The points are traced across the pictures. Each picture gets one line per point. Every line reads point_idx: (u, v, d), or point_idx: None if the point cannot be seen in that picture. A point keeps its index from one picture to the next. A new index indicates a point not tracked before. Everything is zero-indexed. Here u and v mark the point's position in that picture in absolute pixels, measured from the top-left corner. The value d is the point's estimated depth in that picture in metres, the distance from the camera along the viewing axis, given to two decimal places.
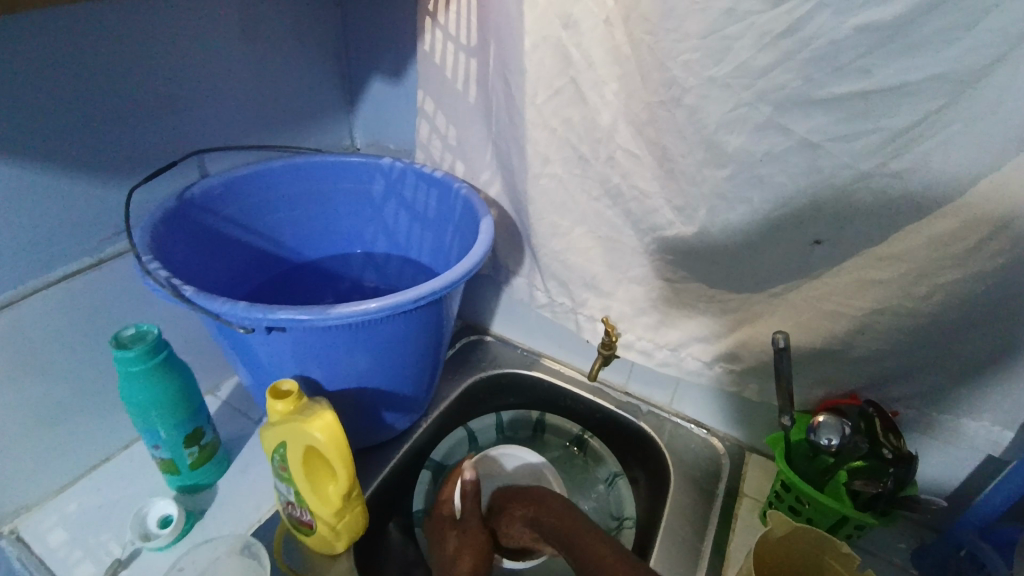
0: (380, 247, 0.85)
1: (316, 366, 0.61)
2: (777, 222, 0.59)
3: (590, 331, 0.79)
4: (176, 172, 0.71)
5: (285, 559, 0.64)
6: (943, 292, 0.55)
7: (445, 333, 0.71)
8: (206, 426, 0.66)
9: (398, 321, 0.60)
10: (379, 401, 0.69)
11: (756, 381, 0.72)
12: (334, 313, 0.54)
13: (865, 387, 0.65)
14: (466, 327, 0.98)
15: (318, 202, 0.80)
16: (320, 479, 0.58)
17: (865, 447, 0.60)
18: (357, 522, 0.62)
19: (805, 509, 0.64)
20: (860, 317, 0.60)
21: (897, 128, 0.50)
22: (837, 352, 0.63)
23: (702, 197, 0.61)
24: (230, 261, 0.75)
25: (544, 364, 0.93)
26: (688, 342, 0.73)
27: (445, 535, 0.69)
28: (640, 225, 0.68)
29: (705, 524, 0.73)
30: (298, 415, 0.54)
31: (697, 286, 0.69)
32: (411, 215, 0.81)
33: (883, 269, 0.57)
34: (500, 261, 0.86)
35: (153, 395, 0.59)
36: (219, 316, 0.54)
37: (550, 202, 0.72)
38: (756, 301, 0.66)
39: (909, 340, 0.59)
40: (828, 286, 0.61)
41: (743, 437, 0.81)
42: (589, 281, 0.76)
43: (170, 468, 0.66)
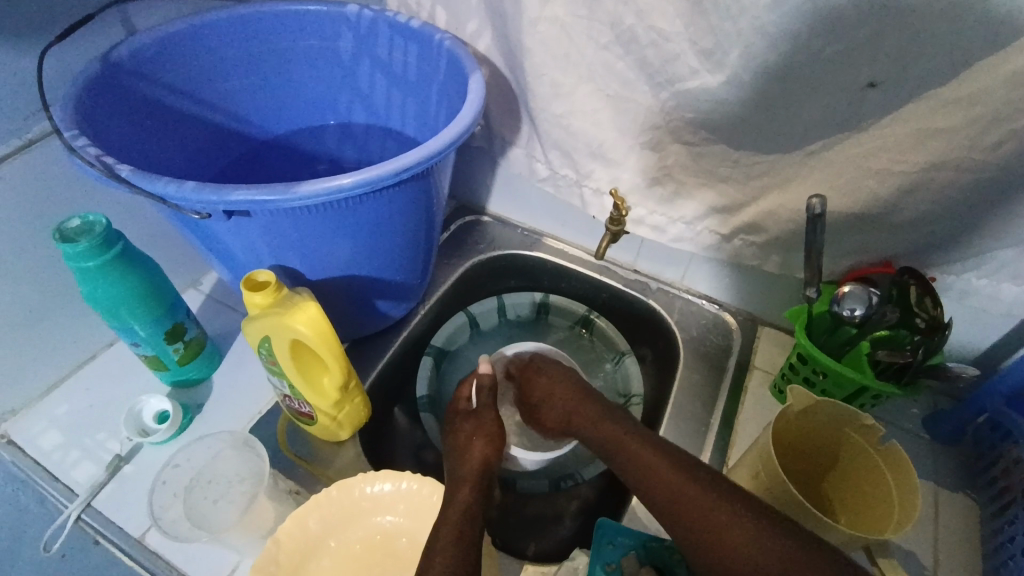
0: (358, 118, 0.75)
1: (294, 255, 0.55)
2: (826, 62, 0.50)
3: (597, 205, 0.72)
4: (96, 30, 0.59)
5: (291, 446, 0.63)
6: (1020, 139, 0.46)
7: (437, 213, 0.64)
8: (188, 321, 0.62)
9: (380, 199, 0.53)
10: (370, 290, 0.64)
11: (779, 253, 0.66)
12: (299, 192, 0.46)
13: (903, 255, 0.59)
14: (461, 208, 0.91)
15: (278, 66, 0.68)
16: (312, 371, 0.55)
17: (893, 317, 0.56)
18: (358, 412, 0.60)
19: (821, 381, 0.61)
20: (911, 175, 0.52)
21: None
22: (879, 216, 0.56)
23: (736, 34, 0.51)
24: (182, 139, 0.65)
25: (547, 244, 0.87)
26: (704, 214, 0.66)
27: (459, 425, 0.65)
28: (656, 77, 0.58)
29: (715, 400, 0.71)
30: (278, 308, 0.49)
31: (720, 150, 0.61)
32: (388, 77, 0.69)
33: (949, 115, 0.48)
34: (494, 130, 0.76)
35: (118, 292, 0.54)
36: (167, 201, 0.46)
37: (550, 52, 0.60)
38: (788, 163, 0.58)
39: (964, 199, 0.52)
40: (876, 140, 0.52)
41: (757, 311, 0.78)
42: (596, 148, 0.66)
43: (158, 365, 0.62)
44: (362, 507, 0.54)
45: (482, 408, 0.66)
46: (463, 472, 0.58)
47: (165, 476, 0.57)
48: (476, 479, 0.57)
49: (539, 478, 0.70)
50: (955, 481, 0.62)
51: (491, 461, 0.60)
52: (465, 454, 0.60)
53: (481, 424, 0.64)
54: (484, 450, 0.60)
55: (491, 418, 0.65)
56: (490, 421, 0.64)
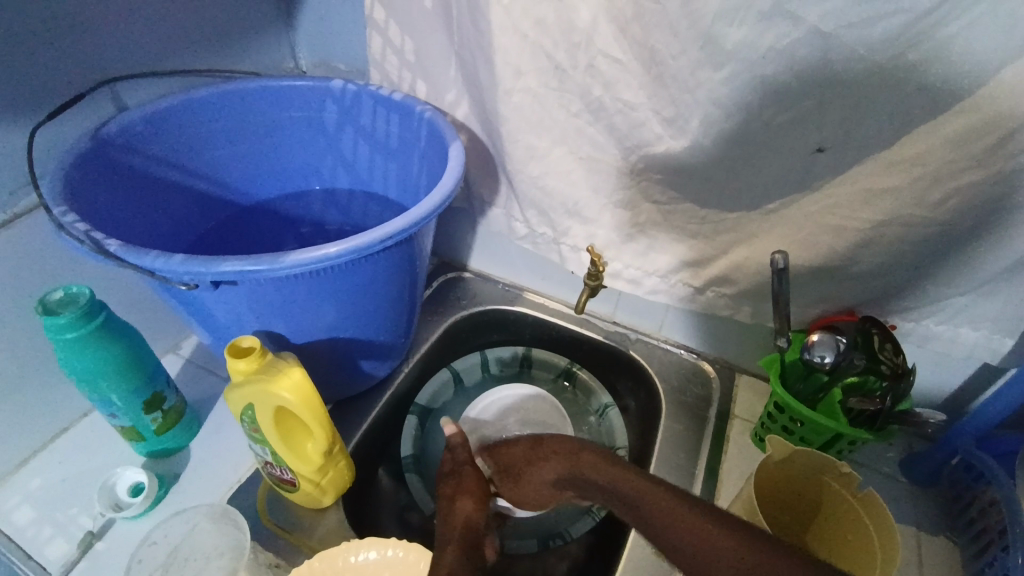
0: (341, 183, 0.77)
1: (279, 320, 0.56)
2: (778, 130, 0.54)
3: (574, 261, 0.75)
4: (86, 107, 0.62)
5: (271, 516, 0.61)
6: (960, 197, 0.50)
7: (420, 273, 0.66)
8: (167, 389, 0.61)
9: (365, 264, 0.54)
10: (354, 351, 0.64)
11: (749, 303, 0.69)
12: (287, 261, 0.47)
13: (864, 303, 0.62)
14: (442, 264, 0.93)
15: (264, 136, 0.71)
16: (295, 437, 0.54)
17: (861, 363, 0.58)
18: (341, 477, 0.59)
19: (799, 429, 0.63)
20: (864, 230, 0.56)
21: (921, 9, 0.44)
22: (839, 268, 0.60)
23: (695, 105, 0.55)
24: (167, 207, 0.66)
25: (528, 298, 0.88)
26: (677, 267, 0.69)
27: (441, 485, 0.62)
28: (625, 141, 0.62)
29: (699, 449, 0.72)
30: (263, 374, 0.49)
31: (688, 207, 0.64)
32: (371, 144, 0.72)
33: (893, 176, 0.52)
34: (473, 191, 0.79)
35: (99, 363, 0.53)
36: (153, 273, 0.47)
37: (525, 120, 0.64)
38: (751, 219, 0.62)
39: (916, 251, 0.55)
40: (830, 198, 0.56)
41: (733, 359, 0.80)
42: (572, 207, 0.70)
43: (135, 435, 0.61)
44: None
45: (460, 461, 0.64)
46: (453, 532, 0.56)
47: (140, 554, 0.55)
48: (464, 541, 0.55)
49: (528, 538, 0.69)
50: (936, 524, 0.63)
51: (476, 520, 0.58)
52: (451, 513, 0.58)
53: (463, 480, 0.62)
54: (470, 498, 0.59)
55: (473, 472, 0.63)
56: (473, 480, 0.62)
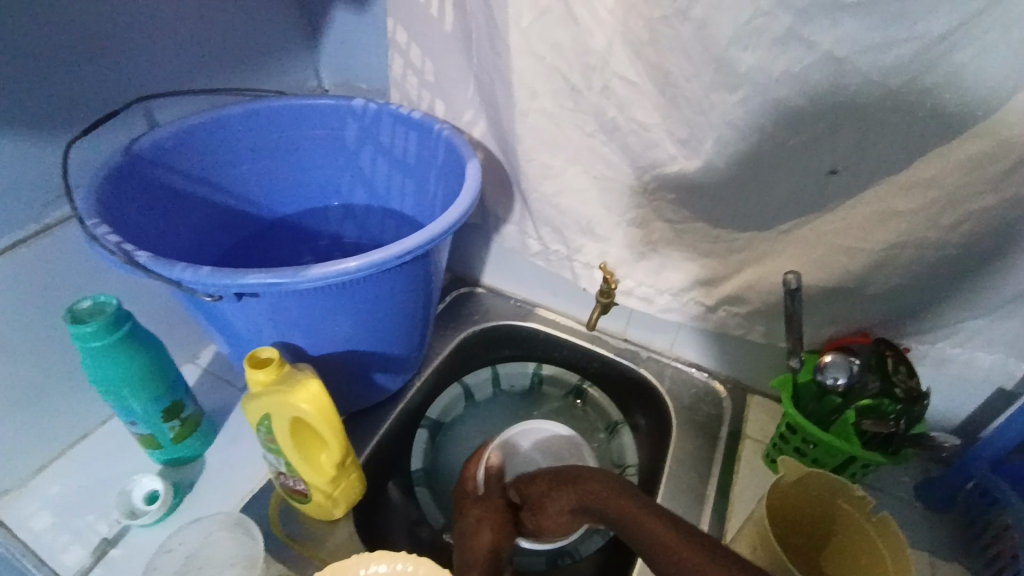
0: (359, 198, 0.79)
1: (298, 332, 0.57)
2: (791, 152, 0.55)
3: (587, 277, 0.76)
4: (120, 124, 0.64)
5: (283, 526, 0.61)
6: (973, 220, 0.50)
7: (435, 288, 0.67)
8: (187, 398, 0.62)
9: (383, 278, 0.55)
10: (369, 364, 0.65)
11: (762, 323, 0.69)
12: (310, 274, 0.48)
13: (878, 325, 0.62)
14: (456, 279, 0.94)
15: (286, 152, 0.73)
16: (310, 448, 0.55)
17: (875, 385, 0.58)
18: (353, 489, 0.60)
19: (811, 450, 0.62)
20: (877, 252, 0.56)
21: (933, 37, 0.45)
22: (853, 289, 0.60)
23: (709, 126, 0.56)
24: (191, 220, 0.68)
25: (540, 314, 0.89)
26: (689, 286, 0.70)
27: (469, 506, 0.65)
28: (639, 161, 0.63)
29: (710, 469, 0.72)
30: (281, 386, 0.50)
31: (700, 227, 0.65)
32: (390, 161, 0.74)
33: (907, 199, 0.52)
34: (488, 207, 0.80)
35: (123, 371, 0.55)
36: (181, 284, 0.49)
37: (541, 139, 0.66)
38: (764, 239, 0.63)
39: (930, 273, 0.55)
40: (844, 220, 0.57)
41: (745, 379, 0.80)
42: (585, 225, 0.71)
43: (153, 443, 0.62)
44: None
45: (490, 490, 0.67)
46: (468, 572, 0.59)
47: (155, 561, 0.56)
48: None
49: (537, 556, 0.69)
50: (952, 550, 0.62)
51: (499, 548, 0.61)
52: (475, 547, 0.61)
53: (491, 507, 0.65)
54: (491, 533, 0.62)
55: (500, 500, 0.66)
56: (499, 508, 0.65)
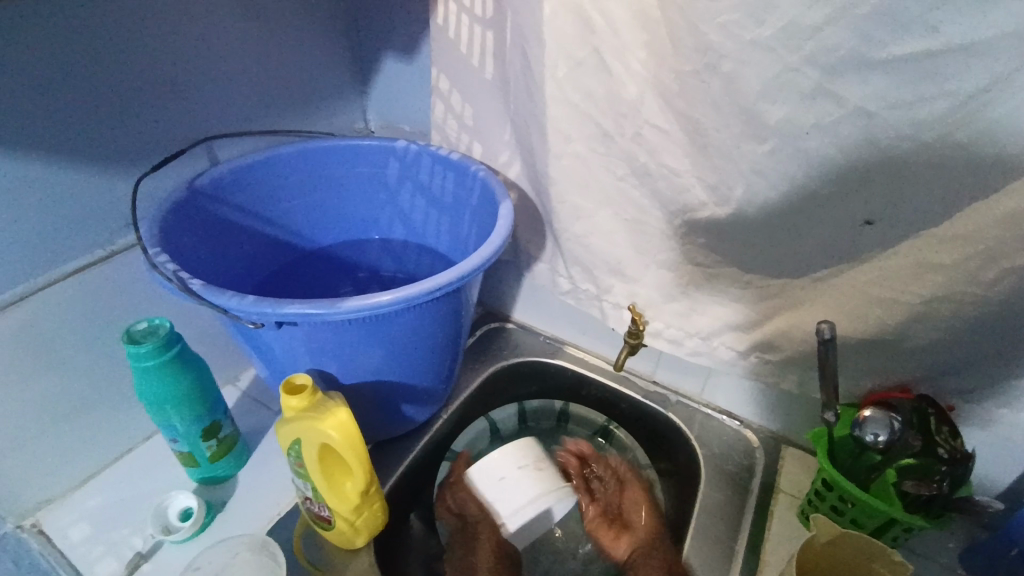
0: (397, 233, 0.82)
1: (332, 361, 0.59)
2: (823, 202, 0.55)
3: (616, 318, 0.76)
4: (183, 161, 0.70)
5: (305, 552, 0.62)
6: (1016, 277, 0.49)
7: (465, 323, 0.68)
8: (225, 419, 0.65)
9: (415, 312, 0.57)
10: (397, 395, 0.67)
11: (795, 372, 0.68)
12: (345, 306, 0.51)
13: (919, 380, 0.59)
14: (487, 314, 0.96)
15: (331, 188, 0.77)
16: (336, 475, 0.56)
17: (917, 444, 0.56)
18: (376, 518, 0.60)
19: (848, 509, 0.59)
20: (916, 305, 0.54)
21: (967, 92, 0.45)
22: (891, 342, 0.58)
23: (738, 174, 0.57)
24: (242, 250, 0.73)
25: (568, 352, 0.90)
26: (719, 331, 0.69)
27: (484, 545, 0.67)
28: (670, 206, 0.64)
29: (740, 522, 0.69)
30: (312, 413, 0.52)
31: (731, 271, 0.65)
32: (428, 199, 0.78)
33: (945, 252, 0.51)
34: (520, 246, 0.82)
35: (168, 391, 0.58)
36: (227, 311, 0.52)
37: (572, 182, 0.68)
38: (797, 287, 0.62)
39: (974, 328, 0.53)
40: (881, 271, 0.56)
41: (778, 428, 0.77)
42: (615, 266, 0.72)
43: (190, 461, 0.65)
44: None
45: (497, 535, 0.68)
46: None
47: None
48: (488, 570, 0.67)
49: None
50: None
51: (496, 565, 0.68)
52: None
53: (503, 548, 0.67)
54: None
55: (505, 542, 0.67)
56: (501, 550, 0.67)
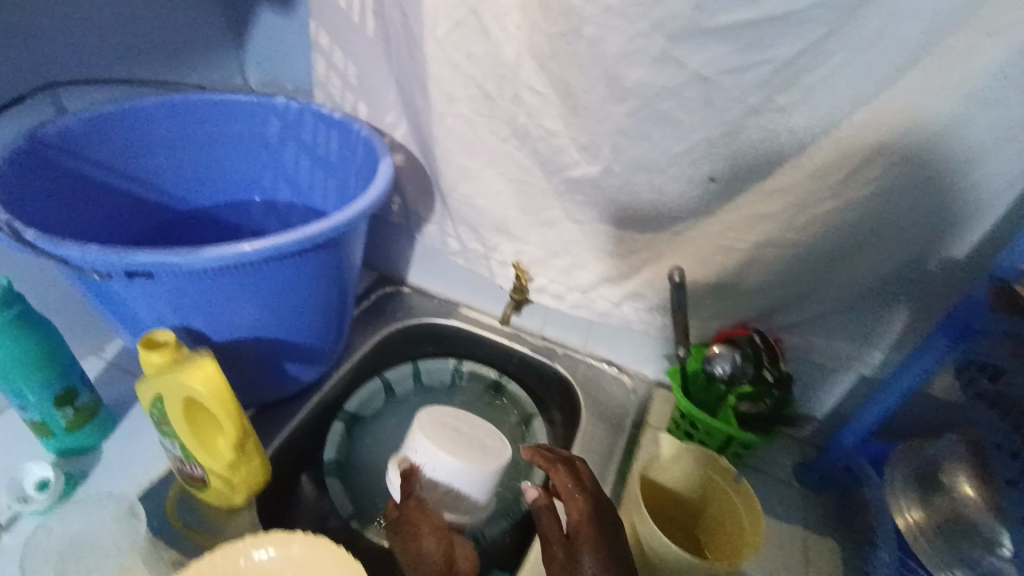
0: (281, 194, 0.79)
1: (198, 317, 0.57)
2: (676, 160, 0.60)
3: (503, 275, 0.80)
4: (21, 109, 0.63)
5: (179, 516, 0.61)
6: (821, 220, 0.57)
7: (349, 280, 0.69)
8: (82, 385, 0.61)
9: (288, 264, 0.57)
10: (277, 353, 0.66)
11: (661, 318, 0.74)
12: (202, 254, 0.49)
13: (756, 317, 0.67)
14: (381, 279, 0.95)
15: (201, 145, 0.73)
16: (206, 432, 0.55)
17: (751, 372, 0.64)
18: (255, 475, 0.60)
19: (698, 433, 0.67)
20: (749, 249, 0.62)
21: (784, 59, 0.51)
22: (730, 284, 0.65)
23: (604, 134, 0.61)
24: (103, 208, 0.68)
25: (462, 312, 0.92)
26: (597, 284, 0.74)
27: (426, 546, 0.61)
28: (548, 166, 0.67)
29: (613, 456, 0.76)
30: (173, 367, 0.50)
31: (605, 228, 0.70)
32: (312, 160, 0.76)
33: (772, 203, 0.58)
34: (410, 207, 0.83)
35: (7, 352, 0.54)
36: (69, 262, 0.48)
37: (456, 142, 0.70)
38: (660, 240, 0.68)
39: (794, 268, 0.61)
40: (726, 222, 0.62)
41: (651, 373, 0.85)
42: (500, 225, 0.75)
43: (43, 431, 0.60)
44: None
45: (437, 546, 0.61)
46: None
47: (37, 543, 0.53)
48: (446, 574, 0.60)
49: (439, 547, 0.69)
50: (822, 526, 0.68)
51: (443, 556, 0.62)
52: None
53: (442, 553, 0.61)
54: (435, 535, 0.61)
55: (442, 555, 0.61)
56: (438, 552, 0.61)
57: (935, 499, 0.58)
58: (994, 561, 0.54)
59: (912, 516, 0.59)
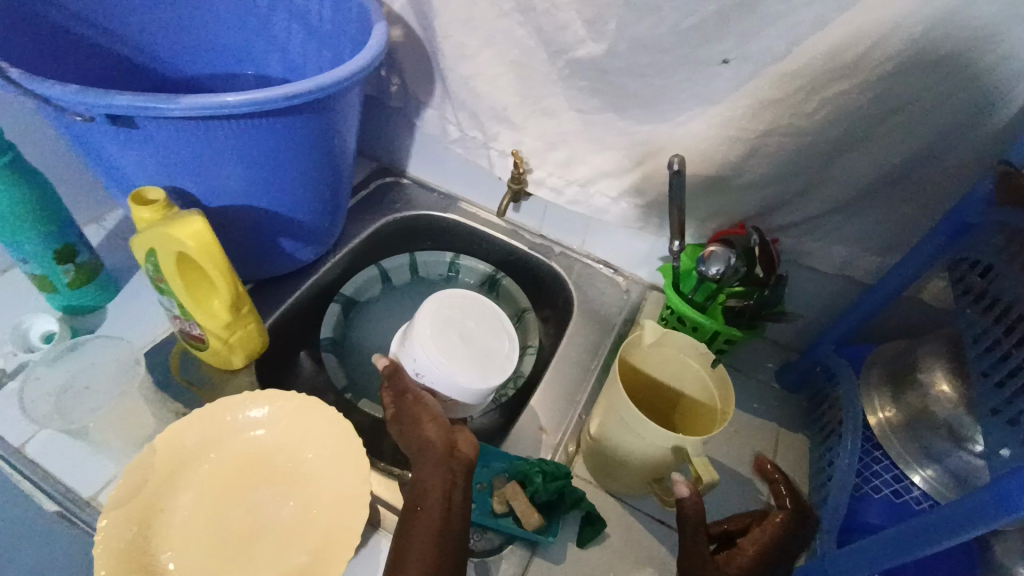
0: (275, 68, 0.76)
1: (188, 176, 0.57)
2: (685, 38, 0.56)
3: (501, 166, 0.78)
4: None
5: (183, 373, 0.64)
6: (831, 107, 0.54)
7: (342, 156, 0.67)
8: (82, 244, 0.62)
9: (275, 126, 0.55)
10: (270, 225, 0.66)
11: (658, 217, 0.73)
12: (183, 101, 0.48)
13: (754, 217, 0.66)
14: (381, 169, 0.94)
15: (188, 6, 0.69)
16: (201, 291, 0.56)
17: (744, 271, 0.63)
18: (251, 338, 0.62)
19: (685, 330, 0.68)
20: (753, 139, 0.59)
21: None
22: (730, 179, 0.63)
23: (611, 6, 0.57)
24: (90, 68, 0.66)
25: (460, 207, 0.91)
26: (595, 178, 0.73)
27: (420, 427, 0.57)
28: (551, 45, 0.63)
29: (600, 351, 0.78)
30: (163, 222, 0.51)
31: (607, 116, 0.67)
32: (305, 30, 0.72)
33: (781, 88, 0.55)
34: (408, 90, 0.79)
35: (5, 199, 0.55)
36: (51, 102, 0.48)
37: (455, 14, 0.66)
38: (663, 131, 0.65)
39: (796, 162, 0.59)
40: (732, 111, 0.59)
41: (646, 276, 0.85)
42: (500, 112, 0.72)
43: (47, 286, 0.62)
44: (233, 429, 0.56)
45: (433, 439, 0.55)
46: (459, 525, 0.50)
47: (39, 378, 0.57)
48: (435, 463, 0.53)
49: None
50: (795, 424, 0.71)
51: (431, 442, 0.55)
52: (419, 476, 0.53)
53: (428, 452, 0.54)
54: (434, 422, 0.57)
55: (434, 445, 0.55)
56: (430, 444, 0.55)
57: (909, 398, 0.59)
58: (963, 455, 0.55)
59: (884, 415, 0.61)
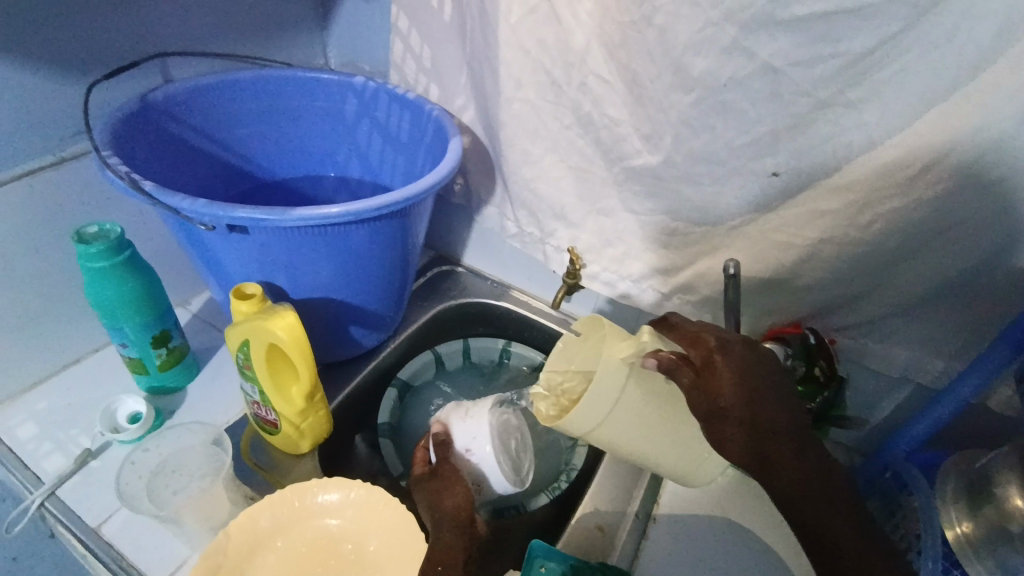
0: (353, 170, 0.84)
1: (282, 273, 0.62)
2: (740, 153, 0.60)
3: (558, 261, 0.82)
4: (136, 74, 0.70)
5: (252, 455, 0.67)
6: (885, 220, 0.57)
7: (414, 253, 0.72)
8: (175, 330, 0.67)
9: (364, 230, 0.61)
10: (345, 315, 0.71)
11: (710, 312, 0.75)
12: (294, 214, 0.54)
13: (809, 316, 0.68)
14: (439, 258, 1.00)
15: (285, 118, 0.78)
16: (284, 379, 0.60)
17: (800, 370, 0.64)
18: (321, 425, 0.65)
19: None
20: (806, 247, 0.62)
21: (857, 51, 0.51)
22: (786, 280, 0.66)
23: (668, 123, 0.62)
24: (196, 171, 0.75)
25: (513, 295, 0.95)
26: (649, 274, 0.76)
27: (443, 496, 0.59)
28: (609, 154, 0.69)
29: None
30: (261, 314, 0.55)
31: (660, 219, 0.71)
32: (384, 138, 0.80)
33: (833, 200, 0.58)
34: (472, 189, 0.86)
35: (118, 293, 0.60)
36: (178, 212, 0.55)
37: (521, 126, 0.73)
38: (716, 234, 0.68)
39: (850, 266, 0.61)
40: (784, 218, 0.62)
41: None
42: (558, 211, 0.77)
43: (139, 368, 0.67)
44: (305, 516, 0.57)
45: (458, 507, 0.58)
46: None
47: (132, 456, 0.60)
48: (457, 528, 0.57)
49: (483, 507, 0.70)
50: None
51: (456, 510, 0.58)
52: (439, 537, 0.57)
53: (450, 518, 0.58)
54: (458, 492, 0.59)
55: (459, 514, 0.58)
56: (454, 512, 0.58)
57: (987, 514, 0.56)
58: None
59: (962, 528, 0.57)
